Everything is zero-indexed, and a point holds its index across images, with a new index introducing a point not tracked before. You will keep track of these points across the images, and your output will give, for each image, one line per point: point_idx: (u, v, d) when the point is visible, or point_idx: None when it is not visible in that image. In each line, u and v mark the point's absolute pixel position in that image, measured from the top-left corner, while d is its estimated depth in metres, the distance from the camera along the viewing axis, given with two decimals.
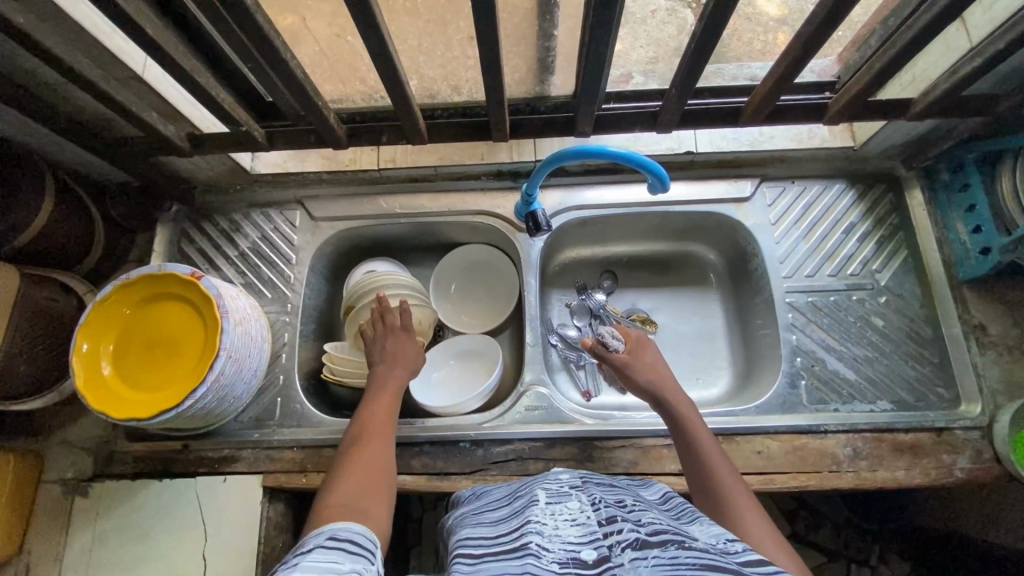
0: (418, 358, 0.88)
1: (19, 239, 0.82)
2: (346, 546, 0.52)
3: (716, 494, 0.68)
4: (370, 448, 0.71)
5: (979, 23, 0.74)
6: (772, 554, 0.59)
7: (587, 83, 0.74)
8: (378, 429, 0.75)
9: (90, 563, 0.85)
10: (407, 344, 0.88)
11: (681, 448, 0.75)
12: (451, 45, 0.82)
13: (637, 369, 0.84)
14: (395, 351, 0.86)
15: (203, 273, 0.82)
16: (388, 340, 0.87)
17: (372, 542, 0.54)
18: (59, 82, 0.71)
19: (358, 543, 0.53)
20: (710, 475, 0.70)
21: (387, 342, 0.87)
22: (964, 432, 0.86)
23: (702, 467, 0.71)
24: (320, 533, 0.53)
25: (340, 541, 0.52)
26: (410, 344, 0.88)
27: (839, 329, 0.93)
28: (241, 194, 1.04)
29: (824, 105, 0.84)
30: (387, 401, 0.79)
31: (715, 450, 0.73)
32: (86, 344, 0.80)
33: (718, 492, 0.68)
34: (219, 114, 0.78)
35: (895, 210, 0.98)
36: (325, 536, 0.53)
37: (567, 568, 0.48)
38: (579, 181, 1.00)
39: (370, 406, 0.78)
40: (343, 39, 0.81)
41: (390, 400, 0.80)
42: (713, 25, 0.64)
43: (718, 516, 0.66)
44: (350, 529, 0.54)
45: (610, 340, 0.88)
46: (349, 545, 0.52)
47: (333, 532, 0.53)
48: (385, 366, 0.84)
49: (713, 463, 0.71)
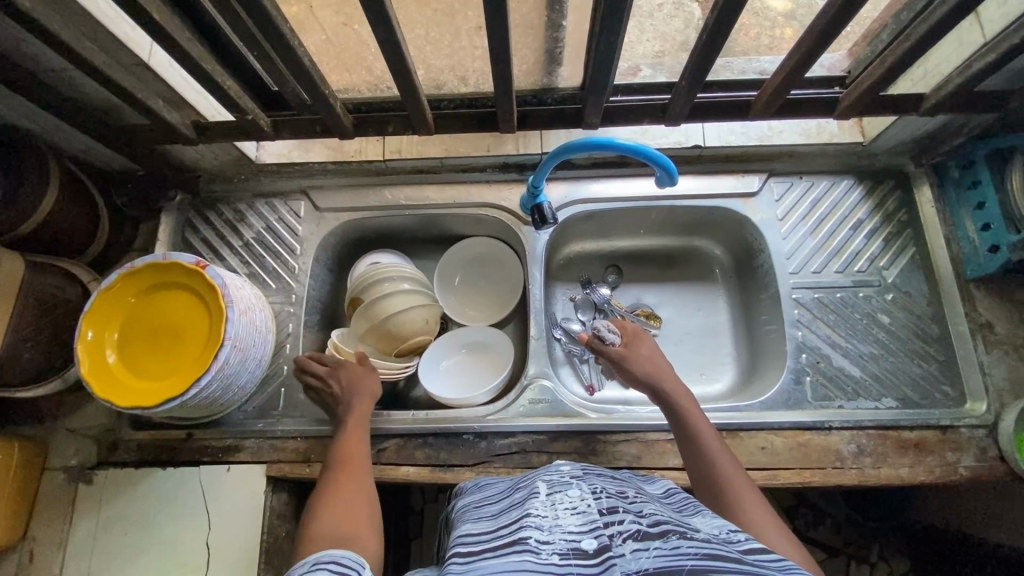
0: (376, 381, 0.89)
1: (24, 226, 0.81)
2: (331, 567, 0.50)
3: (719, 491, 0.67)
4: (351, 474, 0.73)
5: (992, 17, 0.73)
6: (782, 547, 0.59)
7: (596, 74, 0.73)
8: (353, 457, 0.77)
9: (93, 550, 0.86)
10: (359, 371, 0.88)
11: (679, 440, 0.75)
12: (459, 36, 0.81)
13: (638, 361, 0.84)
14: (353, 381, 0.87)
15: (208, 262, 0.82)
16: (338, 373, 0.87)
17: (358, 564, 0.52)
18: (63, 68, 0.71)
19: (343, 563, 0.51)
20: (712, 472, 0.69)
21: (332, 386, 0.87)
22: (970, 431, 0.85)
23: (700, 460, 0.71)
24: (305, 562, 0.51)
25: (323, 564, 0.50)
26: (367, 371, 0.89)
27: (845, 326, 0.92)
28: (246, 183, 1.03)
29: (835, 100, 0.84)
30: (356, 427, 0.82)
31: (713, 441, 0.73)
32: (91, 332, 0.80)
33: (728, 489, 0.67)
34: (225, 102, 0.77)
35: (904, 207, 0.97)
36: (309, 562, 0.51)
37: (568, 560, 0.47)
38: (584, 175, 0.99)
39: (346, 438, 0.80)
40: (351, 27, 0.80)
41: (358, 428, 0.82)
42: (724, 17, 0.64)
43: (718, 505, 0.66)
44: (336, 554, 0.52)
45: (608, 334, 0.89)
46: (333, 566, 0.50)
47: (318, 557, 0.52)
48: (346, 399, 0.85)
49: (711, 455, 0.71)
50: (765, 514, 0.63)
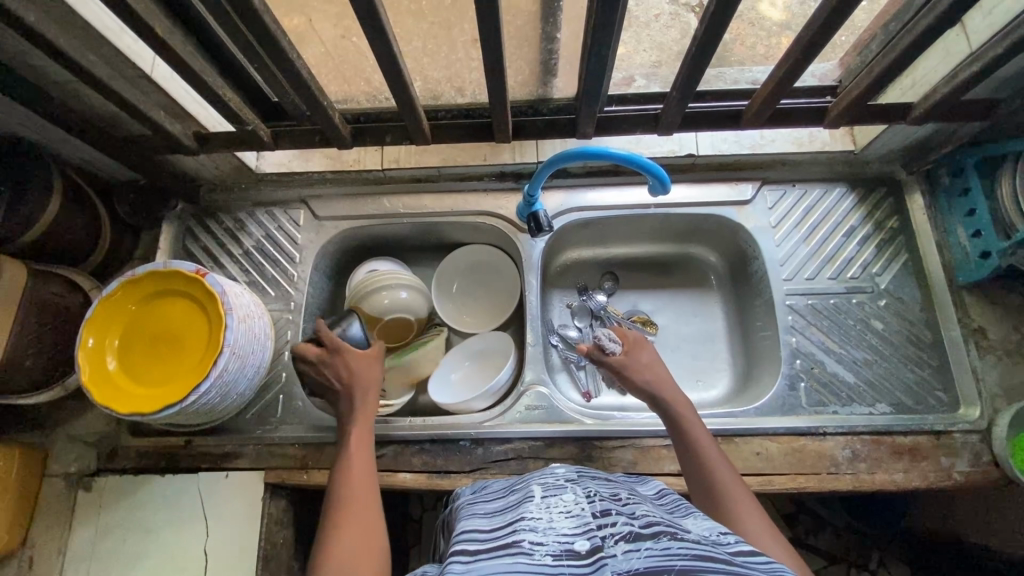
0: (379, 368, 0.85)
1: (25, 236, 0.83)
2: None
3: (718, 500, 0.67)
4: (353, 467, 0.73)
5: (978, 27, 0.75)
6: (784, 558, 0.59)
7: (589, 85, 0.74)
8: (360, 464, 0.73)
9: (92, 557, 0.86)
10: (362, 356, 0.84)
11: (679, 449, 0.76)
12: (455, 48, 0.86)
13: (637, 364, 0.85)
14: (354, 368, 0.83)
15: (207, 270, 0.83)
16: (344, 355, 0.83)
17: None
18: (66, 79, 0.72)
19: None
20: (709, 480, 0.70)
21: (331, 368, 0.83)
22: (964, 436, 0.86)
23: (699, 469, 0.71)
24: None
25: None
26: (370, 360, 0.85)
27: (838, 332, 0.93)
28: (246, 192, 1.05)
29: (825, 108, 0.85)
30: (360, 423, 0.79)
31: (712, 450, 0.73)
32: (92, 339, 0.81)
33: (724, 499, 0.67)
34: (225, 112, 0.79)
35: (896, 214, 0.98)
36: None
37: (561, 560, 0.48)
38: (580, 183, 1.01)
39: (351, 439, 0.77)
40: (347, 40, 0.85)
41: (363, 423, 0.79)
42: (714, 28, 0.65)
43: (717, 513, 0.67)
44: None
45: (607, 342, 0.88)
46: None
47: None
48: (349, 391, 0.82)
49: (710, 464, 0.71)
50: (761, 523, 0.63)
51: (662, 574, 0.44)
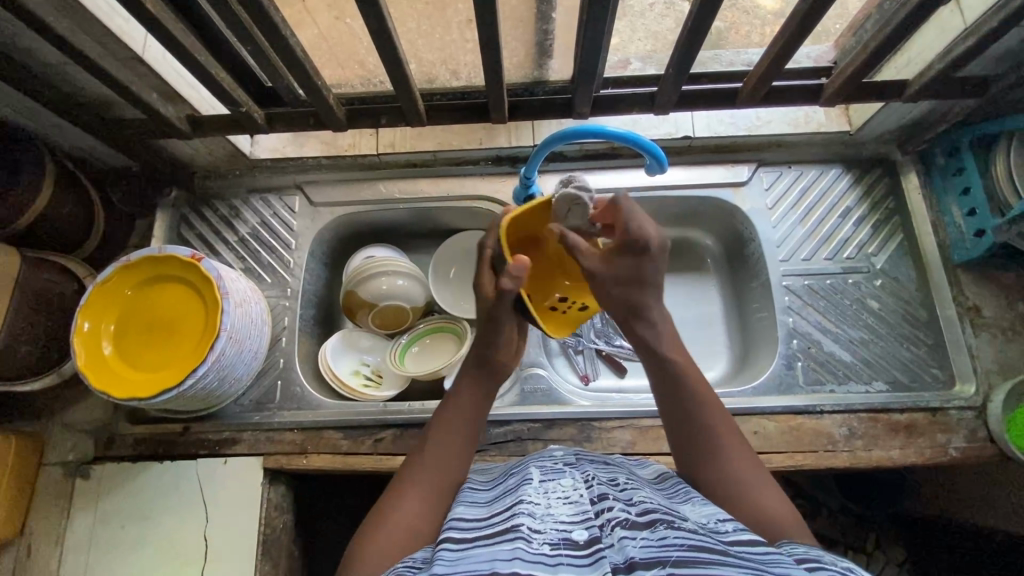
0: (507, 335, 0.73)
1: (19, 223, 0.82)
2: None
3: (721, 479, 0.60)
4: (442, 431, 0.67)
5: (972, 4, 0.75)
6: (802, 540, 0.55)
7: (585, 65, 0.74)
8: (453, 427, 0.68)
9: (93, 543, 0.86)
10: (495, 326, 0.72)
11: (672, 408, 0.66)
12: (450, 29, 0.85)
13: (615, 288, 0.70)
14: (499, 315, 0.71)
15: (203, 255, 0.82)
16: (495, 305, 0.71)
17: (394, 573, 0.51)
18: (55, 62, 0.71)
19: None
20: (713, 454, 0.62)
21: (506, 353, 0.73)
22: (959, 413, 0.86)
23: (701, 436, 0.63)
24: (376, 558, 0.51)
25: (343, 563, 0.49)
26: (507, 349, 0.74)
27: (835, 312, 0.93)
28: (240, 179, 1.04)
29: (820, 88, 0.84)
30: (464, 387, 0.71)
31: (715, 413, 0.64)
32: (88, 323, 0.80)
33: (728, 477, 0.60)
34: (218, 94, 0.78)
35: (891, 194, 0.98)
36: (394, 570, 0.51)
37: (558, 550, 0.47)
38: (577, 167, 1.01)
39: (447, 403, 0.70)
40: (342, 21, 0.83)
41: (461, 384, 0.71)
42: (707, 7, 0.65)
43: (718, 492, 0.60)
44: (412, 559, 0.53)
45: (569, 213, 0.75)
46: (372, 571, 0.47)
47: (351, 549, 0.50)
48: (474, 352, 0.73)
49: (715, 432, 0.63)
50: (772, 502, 0.58)
51: (659, 565, 0.43)
